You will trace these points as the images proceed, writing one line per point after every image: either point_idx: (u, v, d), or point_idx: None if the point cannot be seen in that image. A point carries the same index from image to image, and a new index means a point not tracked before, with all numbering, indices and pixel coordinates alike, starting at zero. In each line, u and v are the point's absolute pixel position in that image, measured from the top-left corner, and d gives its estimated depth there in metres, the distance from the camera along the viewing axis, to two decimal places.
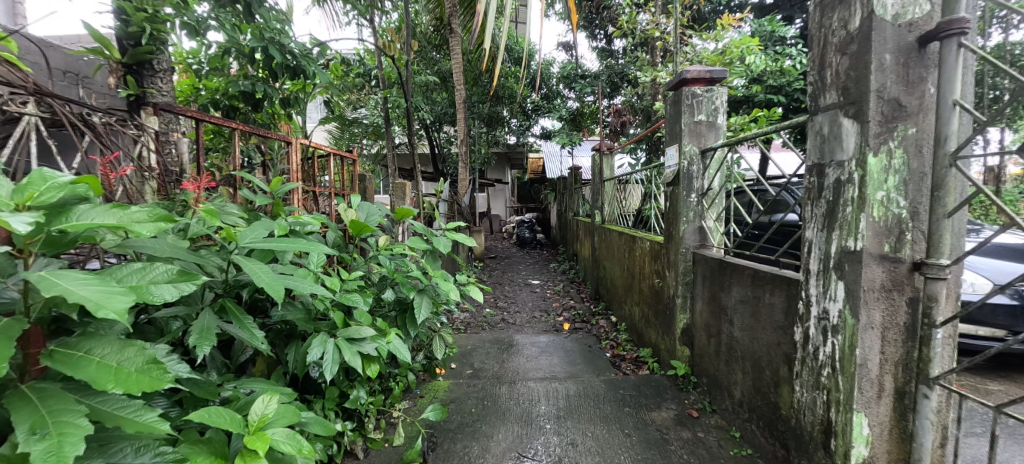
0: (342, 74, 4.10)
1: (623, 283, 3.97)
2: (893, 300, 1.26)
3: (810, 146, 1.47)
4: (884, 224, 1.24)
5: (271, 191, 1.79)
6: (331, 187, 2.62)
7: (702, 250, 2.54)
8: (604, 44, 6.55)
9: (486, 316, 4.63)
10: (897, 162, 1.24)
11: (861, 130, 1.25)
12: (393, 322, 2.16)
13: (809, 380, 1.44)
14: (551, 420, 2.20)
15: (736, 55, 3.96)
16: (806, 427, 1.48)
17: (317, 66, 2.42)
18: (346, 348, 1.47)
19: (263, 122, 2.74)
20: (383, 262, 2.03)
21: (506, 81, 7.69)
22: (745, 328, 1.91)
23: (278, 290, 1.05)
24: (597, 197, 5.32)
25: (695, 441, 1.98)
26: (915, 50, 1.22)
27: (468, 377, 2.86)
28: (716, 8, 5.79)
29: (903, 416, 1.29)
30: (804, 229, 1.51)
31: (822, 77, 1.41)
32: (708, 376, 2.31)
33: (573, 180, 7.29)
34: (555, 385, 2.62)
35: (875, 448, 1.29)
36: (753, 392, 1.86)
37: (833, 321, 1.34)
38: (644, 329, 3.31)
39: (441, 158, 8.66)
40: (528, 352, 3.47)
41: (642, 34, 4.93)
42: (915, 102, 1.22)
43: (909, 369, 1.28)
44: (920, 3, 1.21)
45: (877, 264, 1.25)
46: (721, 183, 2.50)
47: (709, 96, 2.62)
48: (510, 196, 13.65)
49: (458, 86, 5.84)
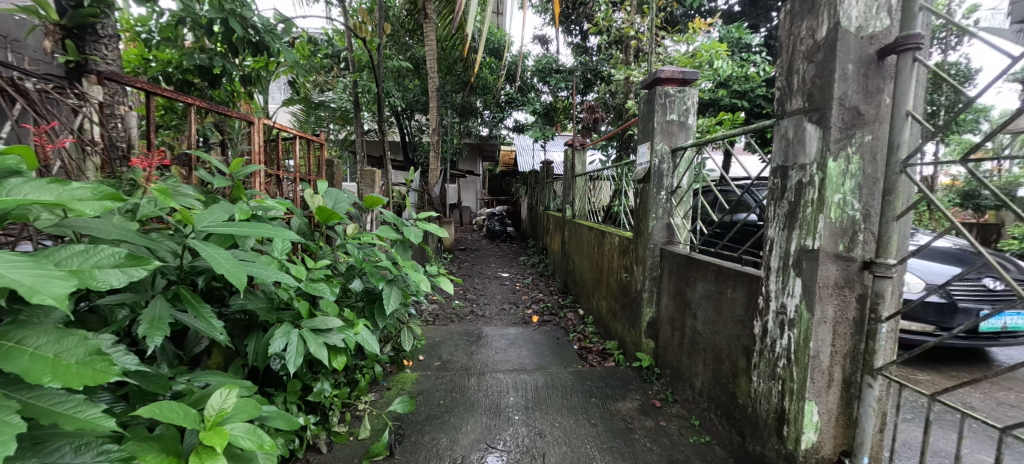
0: (307, 54, 3.93)
1: (591, 276, 4.03)
2: (843, 296, 1.32)
3: (776, 149, 1.52)
4: (840, 225, 1.30)
5: (232, 173, 1.69)
6: (296, 171, 2.51)
7: (669, 246, 2.61)
8: (579, 40, 6.59)
9: (455, 308, 4.60)
10: (854, 167, 1.30)
11: (822, 135, 1.30)
12: (361, 312, 2.09)
13: (766, 371, 1.52)
14: (520, 410, 2.22)
15: (705, 59, 4.09)
16: (761, 415, 1.55)
17: (283, 43, 2.30)
18: (312, 340, 1.41)
19: (221, 100, 2.59)
20: (351, 251, 1.97)
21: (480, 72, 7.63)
22: (707, 322, 1.98)
23: (240, 276, 0.99)
24: (568, 192, 5.36)
25: (658, 430, 2.04)
26: (875, 62, 1.27)
27: (436, 368, 2.83)
28: (687, 12, 5.92)
29: (849, 405, 1.36)
30: (766, 227, 1.57)
31: (788, 83, 1.46)
32: (671, 367, 2.39)
33: (545, 174, 7.31)
34: (524, 376, 2.63)
35: (823, 434, 1.36)
36: (713, 383, 1.93)
37: (790, 315, 1.40)
38: (611, 322, 3.38)
39: (411, 146, 8.49)
40: (497, 344, 3.47)
41: (617, 32, 4.99)
42: (872, 112, 1.28)
43: (855, 361, 1.34)
44: (881, 17, 1.26)
45: (832, 263, 1.31)
46: (689, 183, 2.56)
47: (681, 96, 2.68)
48: (480, 189, 13.62)
49: (432, 74, 5.71)
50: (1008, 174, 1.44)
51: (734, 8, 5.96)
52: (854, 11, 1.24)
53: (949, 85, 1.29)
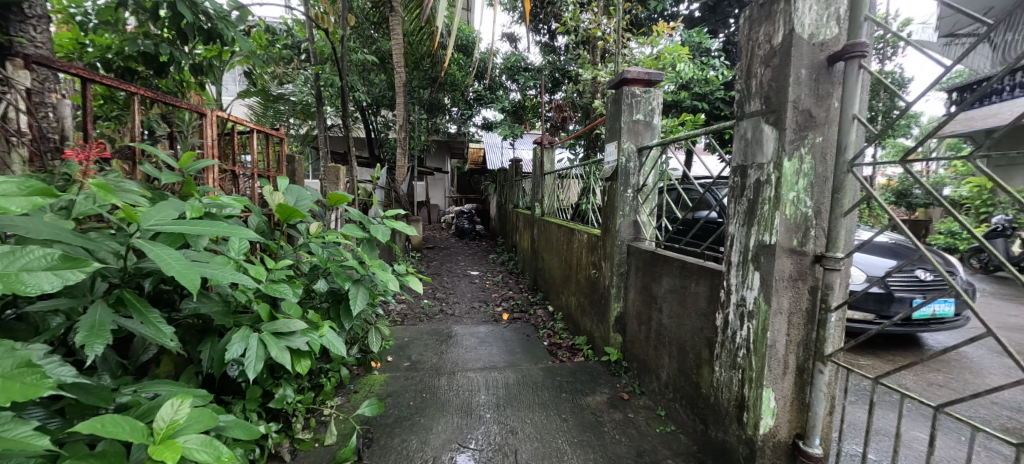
0: (264, 43, 3.75)
1: (560, 273, 4.07)
2: (797, 288, 1.38)
3: (735, 149, 1.58)
4: (794, 221, 1.35)
5: (182, 168, 1.58)
6: (253, 167, 2.39)
7: (635, 243, 2.67)
8: (547, 40, 6.62)
9: (424, 307, 4.54)
10: (806, 167, 1.35)
11: (778, 136, 1.35)
12: (326, 314, 2.02)
13: (727, 361, 1.57)
14: (491, 408, 2.21)
15: (668, 62, 4.21)
16: (723, 403, 1.61)
17: (238, 31, 2.18)
18: (273, 343, 1.34)
19: (169, 90, 2.43)
20: (314, 251, 1.90)
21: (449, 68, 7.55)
22: (672, 315, 2.04)
23: (193, 278, 0.92)
24: (537, 190, 5.38)
25: (626, 422, 2.08)
26: (825, 67, 1.32)
27: (405, 369, 2.78)
28: (651, 15, 6.05)
29: (802, 390, 1.41)
30: (726, 224, 1.63)
31: (747, 86, 1.51)
32: (638, 360, 2.44)
33: (514, 172, 7.32)
34: (494, 374, 2.63)
35: (779, 419, 1.42)
36: (678, 374, 1.99)
37: (749, 307, 1.46)
38: (580, 318, 3.43)
39: (377, 142, 8.29)
40: (467, 343, 3.44)
41: (584, 32, 5.05)
42: (823, 114, 1.34)
43: (808, 349, 1.40)
44: (831, 26, 1.31)
45: (787, 257, 1.36)
46: (654, 181, 2.63)
47: (647, 96, 2.74)
48: (449, 186, 13.51)
49: (398, 69, 5.58)
50: (936, 173, 1.56)
51: (694, 14, 6.14)
52: (806, 19, 1.29)
53: (888, 92, 1.38)
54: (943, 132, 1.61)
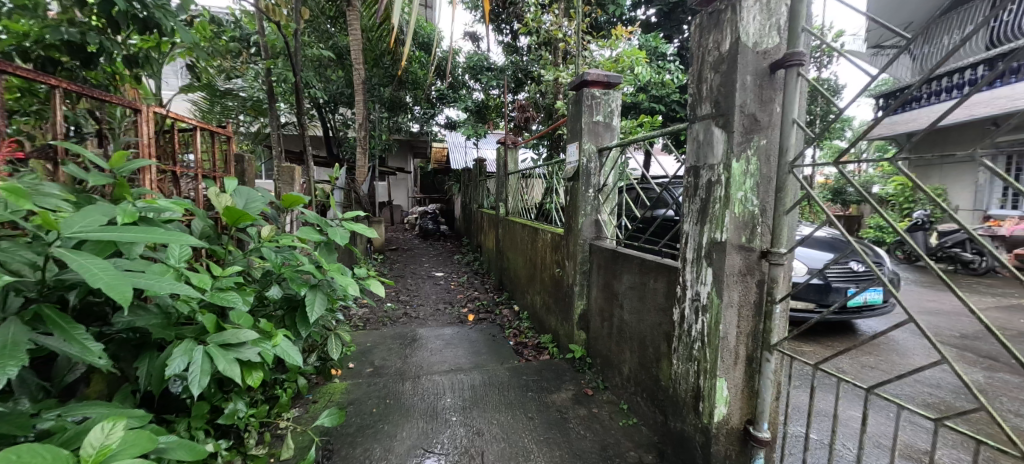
0: (208, 35, 3.53)
1: (525, 272, 4.09)
2: (745, 282, 1.44)
3: (688, 150, 1.64)
4: (742, 219, 1.41)
5: (112, 168, 1.46)
6: (197, 167, 2.25)
7: (597, 241, 2.73)
8: (510, 40, 6.65)
9: (387, 311, 4.44)
10: (753, 168, 1.41)
11: (727, 138, 1.41)
12: (281, 322, 1.93)
13: (684, 354, 1.63)
14: (457, 411, 2.18)
15: (627, 65, 4.34)
16: (681, 394, 1.66)
17: (178, 21, 2.04)
18: (220, 356, 1.25)
19: (99, 83, 2.25)
20: (266, 255, 1.81)
21: (410, 66, 7.41)
22: (633, 311, 2.09)
23: (123, 290, 0.85)
24: (501, 190, 5.39)
25: (590, 417, 2.12)
26: (767, 74, 1.38)
27: (368, 375, 2.71)
28: (610, 19, 6.10)
29: (752, 378, 1.48)
30: (681, 222, 1.68)
31: (698, 90, 1.57)
32: (602, 356, 2.49)
33: (478, 172, 7.31)
34: (460, 376, 2.61)
35: (731, 407, 1.48)
36: (639, 368, 2.04)
37: (703, 301, 1.51)
38: (545, 317, 3.46)
39: (336, 141, 8.03)
40: (432, 346, 3.40)
41: (545, 34, 5.10)
42: (767, 119, 1.39)
43: (756, 339, 1.47)
44: (773, 35, 1.37)
45: (736, 253, 1.42)
46: (614, 181, 2.68)
47: (606, 98, 2.80)
48: (412, 187, 13.33)
49: (357, 66, 5.41)
50: (867, 173, 1.68)
51: (651, 19, 6.34)
52: (751, 28, 1.35)
53: (824, 98, 1.46)
54: (873, 134, 1.74)
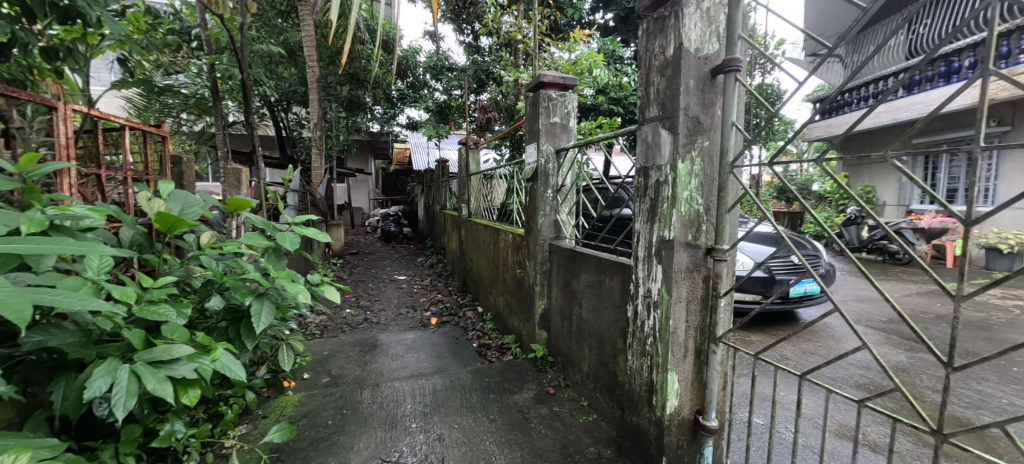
0: (142, 27, 3.28)
1: (488, 273, 4.09)
2: (693, 278, 1.50)
3: (638, 152, 1.68)
4: (688, 217, 1.47)
5: (20, 172, 1.33)
6: (126, 170, 2.08)
7: (556, 241, 2.76)
8: (471, 40, 6.63)
9: (346, 318, 4.29)
10: (697, 168, 1.46)
11: (673, 140, 1.46)
12: (224, 334, 1.82)
13: (638, 349, 1.67)
14: (417, 418, 2.14)
15: (585, 67, 4.44)
16: (636, 389, 1.70)
17: (105, 12, 1.89)
18: (150, 374, 1.16)
19: (11, 76, 2.04)
20: (205, 264, 1.70)
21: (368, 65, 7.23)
22: (591, 309, 2.13)
23: (22, 309, 0.77)
24: (463, 190, 5.35)
25: (551, 416, 2.13)
26: (709, 79, 1.43)
27: (324, 385, 2.61)
28: (570, 22, 6.18)
29: (700, 370, 1.53)
30: (634, 222, 1.73)
31: (647, 93, 1.62)
32: (562, 354, 2.52)
33: (440, 173, 7.23)
34: (422, 381, 2.56)
35: (682, 399, 1.53)
36: (598, 365, 2.08)
37: (654, 297, 1.56)
38: (508, 317, 3.47)
39: (290, 142, 7.69)
40: (393, 351, 3.33)
41: (505, 35, 5.12)
42: (709, 121, 1.45)
43: (704, 332, 1.53)
44: (713, 42, 1.43)
45: (683, 251, 1.47)
46: (571, 181, 2.72)
47: (563, 100, 2.84)
48: (373, 189, 13.02)
49: (311, 64, 5.21)
50: (805, 172, 1.79)
51: (609, 23, 6.51)
52: (692, 34, 1.40)
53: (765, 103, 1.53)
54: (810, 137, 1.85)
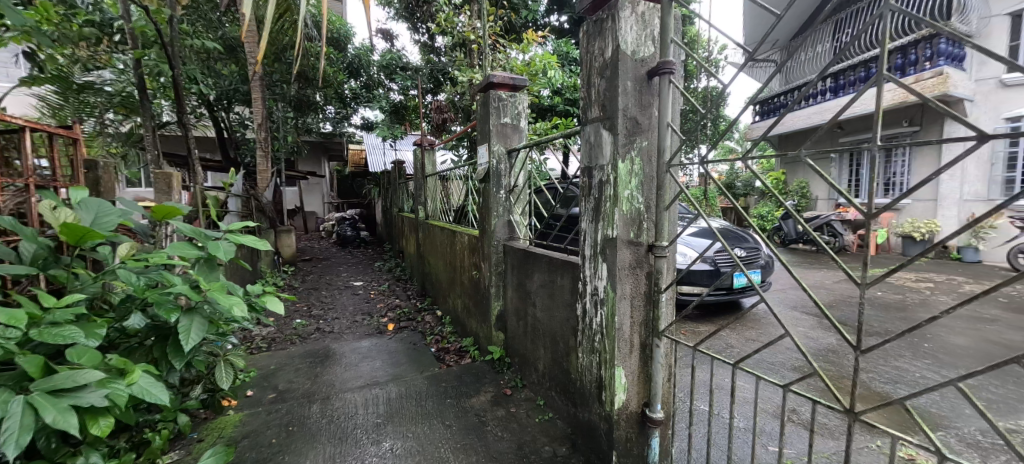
0: (52, 17, 2.96)
1: (446, 276, 4.03)
2: (636, 274, 1.53)
3: (582, 152, 1.71)
4: (630, 216, 1.50)
5: None
6: (28, 175, 1.87)
7: (510, 242, 2.76)
8: (426, 39, 6.52)
9: (296, 328, 4.09)
10: (637, 168, 1.50)
11: (613, 140, 1.49)
12: (148, 355, 1.68)
13: (588, 347, 1.70)
14: (369, 429, 2.07)
15: (539, 68, 4.48)
16: (588, 386, 1.73)
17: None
18: (50, 404, 1.04)
19: None
20: (123, 279, 1.56)
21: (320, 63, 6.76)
22: (544, 308, 2.15)
23: None
24: (420, 192, 5.25)
25: (509, 417, 2.13)
26: (645, 81, 1.47)
27: (270, 401, 2.46)
28: (526, 23, 6.19)
29: (646, 364, 1.58)
30: (580, 222, 1.75)
31: (588, 94, 1.65)
32: (519, 355, 2.53)
33: (397, 174, 7.07)
34: (376, 391, 2.48)
35: (630, 393, 1.56)
36: (552, 364, 2.10)
37: (601, 295, 1.59)
38: (466, 320, 3.43)
39: (232, 143, 7.23)
40: (347, 360, 3.20)
41: (458, 34, 5.07)
42: (647, 121, 1.49)
43: (648, 327, 1.57)
44: (648, 45, 1.47)
45: (626, 248, 1.51)
46: (524, 182, 2.73)
47: (513, 100, 2.84)
48: (327, 192, 12.50)
49: (252, 61, 4.92)
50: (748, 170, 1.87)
51: (564, 26, 6.61)
52: (628, 37, 1.44)
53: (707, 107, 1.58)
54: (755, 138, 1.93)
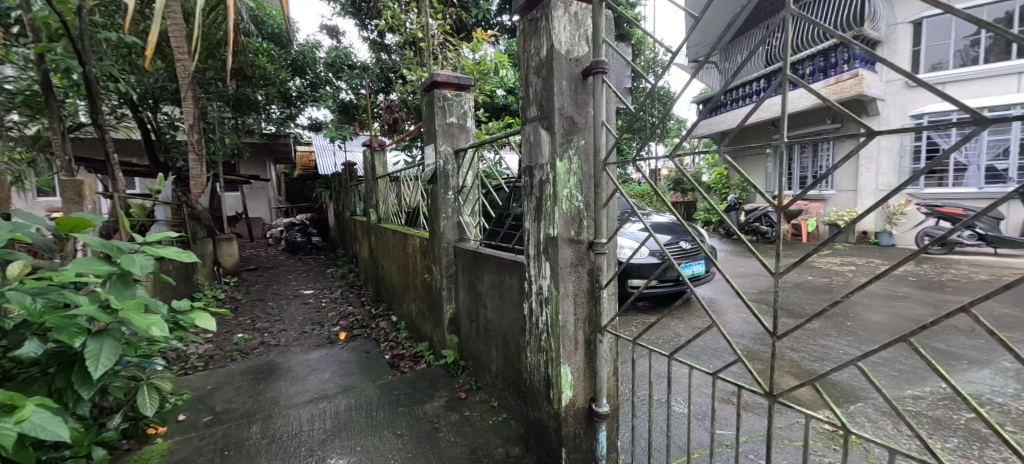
0: None
1: (400, 280, 3.92)
2: (578, 272, 1.55)
3: (523, 152, 1.71)
4: (570, 214, 1.52)
5: None
6: None
7: (460, 243, 2.72)
8: (376, 37, 6.33)
9: (237, 344, 3.83)
10: (575, 167, 1.52)
11: (551, 140, 1.50)
12: (51, 385, 1.50)
13: (536, 346, 1.70)
14: (313, 447, 1.97)
15: (490, 68, 4.47)
16: (537, 385, 1.74)
17: None
18: None
19: None
20: (14, 302, 1.38)
21: (258, 60, 6.38)
22: (494, 309, 2.14)
23: None
24: (371, 194, 5.08)
25: (462, 422, 2.09)
26: (581, 80, 1.49)
27: (204, 424, 2.28)
28: (477, 21, 6.17)
29: (592, 359, 1.60)
30: (524, 221, 1.75)
31: (526, 94, 1.65)
32: (473, 357, 2.50)
33: (348, 177, 6.82)
34: (323, 404, 2.37)
35: (577, 389, 1.58)
36: (504, 365, 2.09)
37: (545, 294, 1.59)
38: (421, 324, 3.35)
39: (159, 146, 6.67)
40: (293, 374, 3.04)
41: (407, 32, 4.95)
42: (583, 120, 1.52)
43: (592, 323, 1.60)
44: (582, 45, 1.50)
45: (568, 247, 1.52)
46: (472, 182, 2.70)
47: (458, 100, 2.80)
48: (273, 196, 11.83)
49: (181, 57, 4.55)
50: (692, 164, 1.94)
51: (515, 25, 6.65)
52: (562, 37, 1.45)
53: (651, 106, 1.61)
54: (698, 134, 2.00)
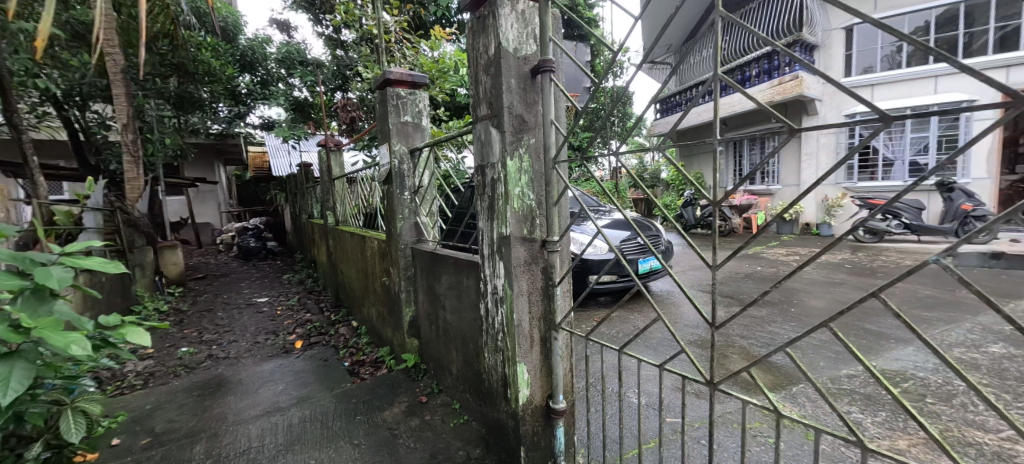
0: None
1: (359, 284, 3.80)
2: (532, 270, 1.55)
3: (476, 151, 1.70)
4: (522, 213, 1.52)
5: None
6: None
7: (418, 244, 2.66)
8: (330, 32, 6.13)
9: (181, 358, 3.59)
10: (526, 165, 1.52)
11: (501, 138, 1.49)
12: None
13: (493, 346, 1.69)
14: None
15: (448, 66, 4.43)
16: (495, 385, 1.73)
17: None
18: None
19: None
20: None
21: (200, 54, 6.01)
22: (452, 310, 2.12)
23: None
24: (328, 196, 4.91)
25: (423, 426, 2.06)
26: (529, 79, 1.49)
27: (141, 447, 2.11)
28: (435, 19, 6.11)
29: (548, 356, 1.61)
30: (478, 221, 1.74)
31: (476, 92, 1.64)
32: (433, 359, 2.46)
33: (303, 178, 6.55)
34: (275, 417, 2.26)
35: (534, 387, 1.59)
36: (464, 366, 2.07)
37: (500, 293, 1.59)
38: (381, 328, 3.26)
39: (88, 148, 6.14)
40: (244, 387, 2.87)
41: (362, 28, 4.83)
42: (533, 119, 1.52)
43: (547, 320, 1.61)
44: (530, 43, 1.50)
45: (520, 245, 1.52)
46: (429, 181, 2.66)
47: (412, 98, 2.75)
48: (223, 200, 11.19)
49: (112, 50, 4.21)
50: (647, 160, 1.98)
51: None
52: (510, 35, 1.45)
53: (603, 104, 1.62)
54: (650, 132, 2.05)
